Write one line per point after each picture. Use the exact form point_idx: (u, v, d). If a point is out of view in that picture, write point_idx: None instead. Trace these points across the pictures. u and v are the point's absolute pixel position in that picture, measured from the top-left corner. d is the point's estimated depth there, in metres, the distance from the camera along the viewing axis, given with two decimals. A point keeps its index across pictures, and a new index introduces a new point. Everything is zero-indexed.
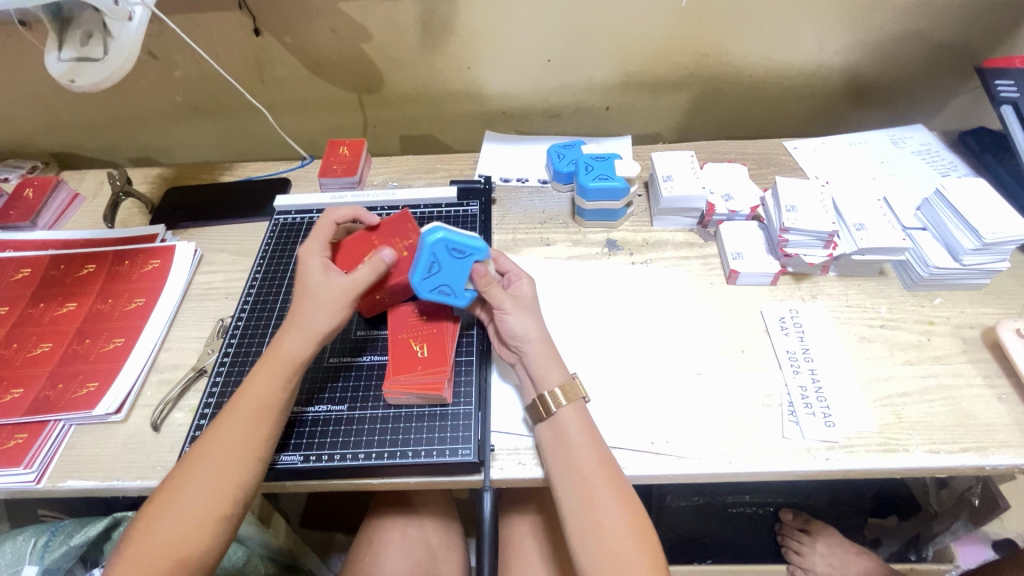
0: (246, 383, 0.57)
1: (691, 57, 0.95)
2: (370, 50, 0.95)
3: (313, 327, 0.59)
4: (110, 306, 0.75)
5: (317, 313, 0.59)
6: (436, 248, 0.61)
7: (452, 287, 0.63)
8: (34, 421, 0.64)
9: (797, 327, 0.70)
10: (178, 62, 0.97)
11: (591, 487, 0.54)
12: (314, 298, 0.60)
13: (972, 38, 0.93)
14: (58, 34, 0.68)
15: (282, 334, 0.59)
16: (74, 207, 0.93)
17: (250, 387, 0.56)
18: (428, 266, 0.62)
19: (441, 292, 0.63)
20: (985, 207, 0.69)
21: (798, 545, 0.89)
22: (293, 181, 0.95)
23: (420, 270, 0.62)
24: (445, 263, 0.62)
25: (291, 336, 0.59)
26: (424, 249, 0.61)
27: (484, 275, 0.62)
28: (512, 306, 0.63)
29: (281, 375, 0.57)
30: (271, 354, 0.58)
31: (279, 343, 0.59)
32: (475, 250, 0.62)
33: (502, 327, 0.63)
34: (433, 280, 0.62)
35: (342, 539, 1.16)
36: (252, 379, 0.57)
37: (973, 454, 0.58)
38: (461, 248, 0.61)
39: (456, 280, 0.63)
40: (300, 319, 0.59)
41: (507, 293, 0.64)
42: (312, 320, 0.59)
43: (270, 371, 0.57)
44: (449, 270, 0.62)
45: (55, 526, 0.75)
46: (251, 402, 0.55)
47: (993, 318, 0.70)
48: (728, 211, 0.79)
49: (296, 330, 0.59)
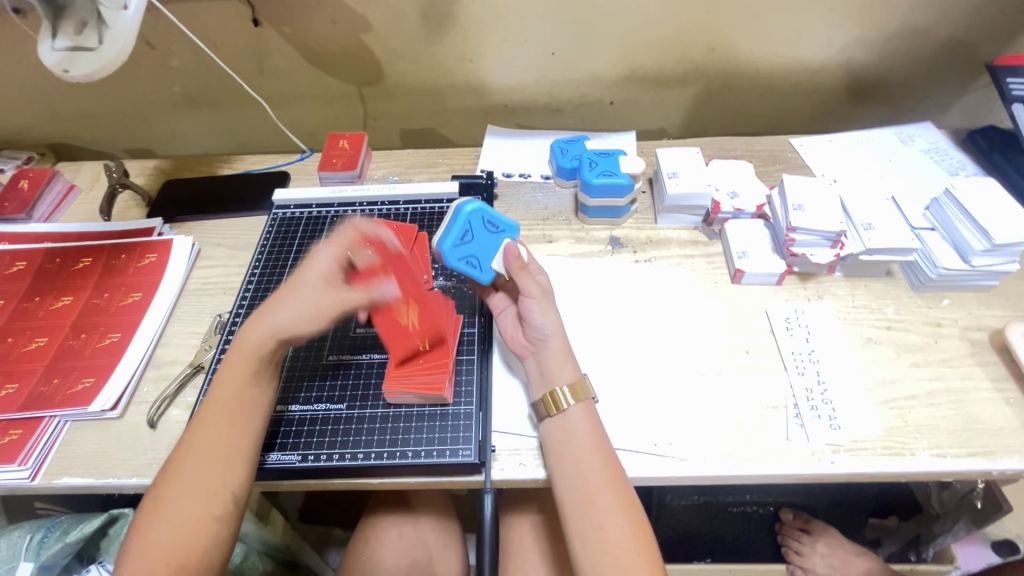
0: (215, 382, 0.56)
1: (698, 51, 0.93)
2: (370, 42, 0.93)
3: (282, 329, 0.57)
4: (106, 300, 0.74)
5: (288, 319, 0.57)
6: (472, 218, 0.62)
7: (479, 260, 0.63)
8: (29, 417, 0.63)
9: (803, 328, 0.69)
10: (176, 52, 0.96)
11: (593, 490, 0.53)
12: (292, 300, 0.57)
13: (983, 35, 0.92)
14: (51, 22, 0.66)
15: (244, 330, 0.58)
16: (70, 199, 0.92)
17: (220, 386, 0.55)
18: (461, 234, 0.62)
19: (467, 262, 0.62)
20: (996, 208, 0.68)
21: (798, 546, 0.88)
22: (293, 175, 0.94)
23: (452, 235, 0.61)
24: (478, 235, 0.63)
25: (253, 330, 0.57)
26: (460, 217, 0.62)
27: (517, 257, 0.62)
28: (539, 294, 0.61)
29: (252, 373, 0.56)
30: (235, 352, 0.57)
31: (241, 338, 0.57)
32: (507, 227, 0.64)
33: (526, 316, 0.61)
34: (464, 249, 0.62)
35: (340, 534, 1.16)
36: (221, 377, 0.56)
37: (981, 459, 0.57)
38: (495, 222, 0.64)
39: (485, 252, 0.63)
40: (271, 316, 0.57)
41: (535, 281, 0.62)
42: (281, 321, 0.57)
43: (239, 367, 0.56)
44: (480, 241, 0.63)
45: (51, 522, 0.73)
46: (225, 401, 0.55)
47: (1002, 321, 0.69)
48: (734, 209, 0.77)
49: (264, 326, 0.57)
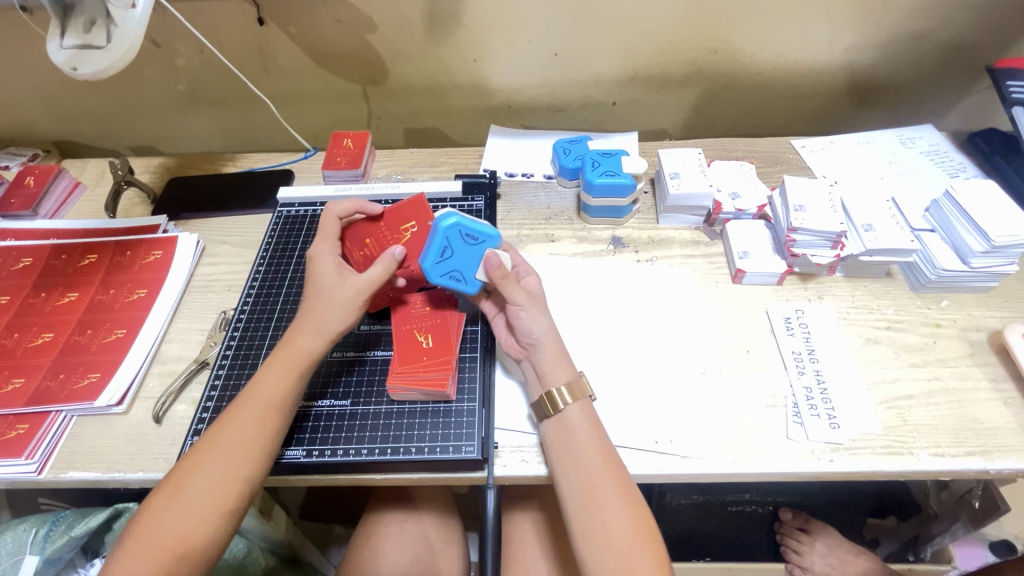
0: (259, 376, 0.57)
1: (700, 53, 0.94)
2: (375, 42, 0.94)
3: (328, 327, 0.58)
4: (111, 296, 0.75)
5: (333, 313, 0.58)
6: (449, 233, 0.60)
7: (463, 273, 0.62)
8: (35, 412, 0.64)
9: (803, 328, 0.70)
10: (182, 51, 0.96)
11: (596, 485, 0.53)
12: (328, 299, 0.59)
13: (984, 38, 0.92)
14: (60, 21, 0.67)
15: (295, 331, 0.59)
16: (75, 196, 0.93)
17: (264, 380, 0.56)
18: (440, 250, 0.61)
19: (451, 277, 0.62)
20: (995, 209, 0.69)
21: (797, 544, 0.89)
22: (297, 173, 0.94)
23: (432, 254, 0.61)
24: (458, 249, 0.61)
25: (305, 334, 0.58)
26: (438, 233, 0.60)
27: (499, 266, 0.61)
28: (526, 301, 0.61)
29: (294, 373, 0.57)
30: (284, 351, 0.58)
31: (292, 340, 0.58)
32: (489, 236, 0.61)
33: (516, 324, 0.61)
34: (445, 265, 0.61)
35: (341, 531, 1.16)
36: (265, 372, 0.57)
37: (978, 458, 0.58)
38: (475, 234, 0.61)
39: (468, 265, 0.62)
40: (314, 319, 0.59)
41: (520, 287, 0.62)
42: (324, 321, 0.58)
43: (285, 367, 0.57)
44: (463, 255, 0.61)
45: (56, 516, 0.73)
46: (267, 396, 0.55)
47: (1000, 322, 0.70)
48: (736, 210, 0.78)
49: (311, 329, 0.58)
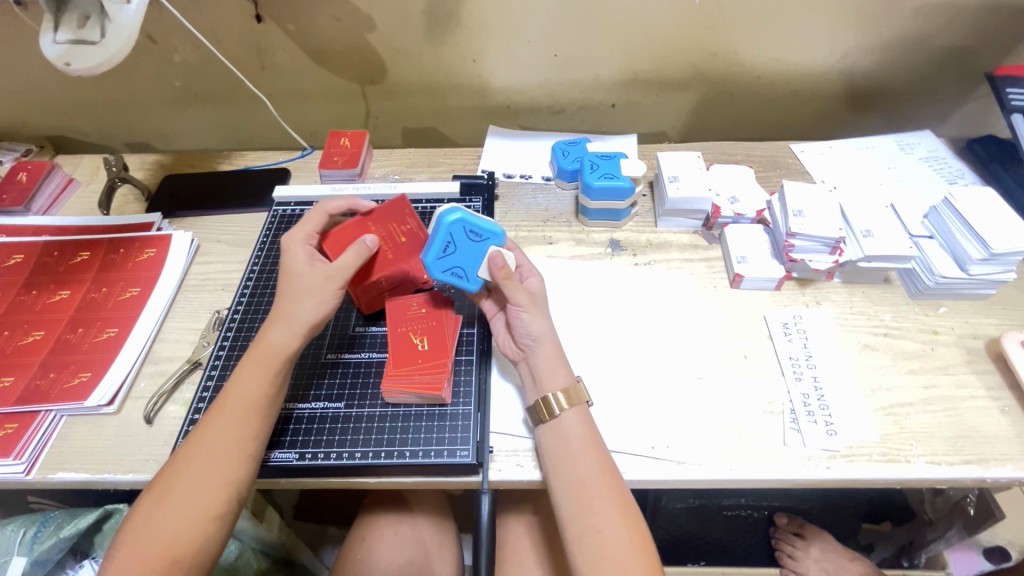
0: (234, 377, 0.56)
1: (700, 56, 0.94)
2: (373, 40, 0.93)
3: (300, 318, 0.58)
4: (103, 295, 0.74)
5: (305, 303, 0.58)
6: (452, 228, 0.59)
7: (465, 269, 0.61)
8: (24, 411, 0.63)
9: (800, 334, 0.69)
10: (178, 47, 0.95)
11: (590, 494, 0.53)
12: (301, 290, 0.58)
13: (984, 45, 0.92)
14: (53, 15, 0.66)
15: (268, 327, 0.58)
16: (68, 192, 0.92)
17: (240, 381, 0.56)
18: (443, 245, 0.60)
19: (453, 274, 0.61)
20: (994, 217, 0.69)
21: (792, 550, 0.88)
22: (293, 172, 0.94)
23: (434, 249, 0.60)
24: (461, 245, 0.60)
25: (277, 328, 0.58)
26: (441, 228, 0.60)
27: (503, 266, 0.60)
28: (528, 303, 0.61)
29: (269, 370, 0.56)
30: (259, 348, 0.57)
31: (265, 335, 0.58)
32: (491, 233, 0.61)
33: (515, 324, 0.61)
34: (447, 262, 0.61)
35: (335, 532, 1.16)
36: (241, 372, 0.56)
37: (974, 467, 0.58)
38: (477, 230, 0.60)
39: (469, 263, 0.61)
40: (287, 311, 0.58)
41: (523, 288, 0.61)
42: (299, 312, 0.58)
43: (258, 365, 0.56)
44: (463, 252, 0.61)
45: (45, 516, 0.72)
46: (243, 396, 0.55)
47: (998, 329, 0.69)
48: (733, 213, 0.78)
49: (285, 323, 0.58)
